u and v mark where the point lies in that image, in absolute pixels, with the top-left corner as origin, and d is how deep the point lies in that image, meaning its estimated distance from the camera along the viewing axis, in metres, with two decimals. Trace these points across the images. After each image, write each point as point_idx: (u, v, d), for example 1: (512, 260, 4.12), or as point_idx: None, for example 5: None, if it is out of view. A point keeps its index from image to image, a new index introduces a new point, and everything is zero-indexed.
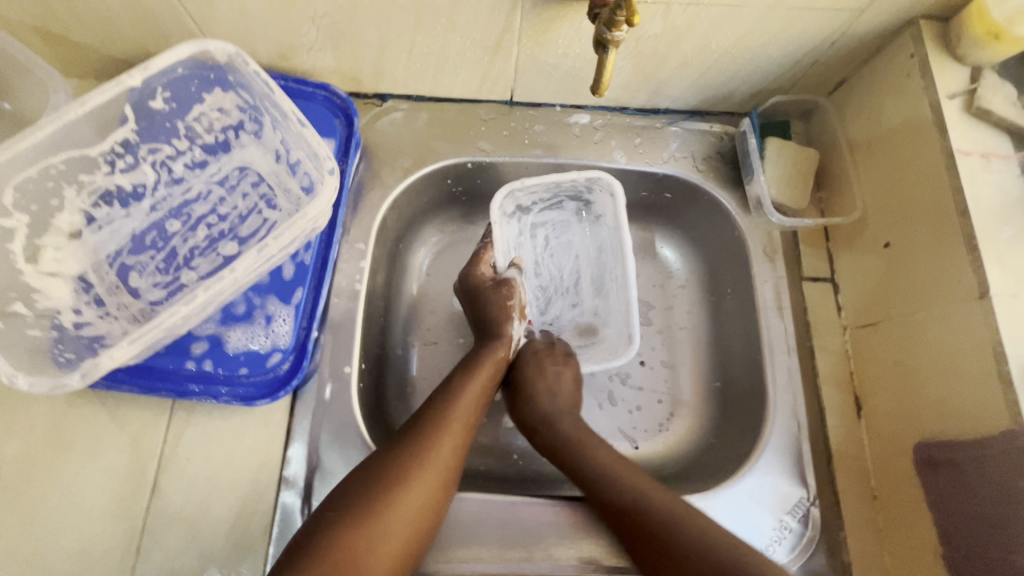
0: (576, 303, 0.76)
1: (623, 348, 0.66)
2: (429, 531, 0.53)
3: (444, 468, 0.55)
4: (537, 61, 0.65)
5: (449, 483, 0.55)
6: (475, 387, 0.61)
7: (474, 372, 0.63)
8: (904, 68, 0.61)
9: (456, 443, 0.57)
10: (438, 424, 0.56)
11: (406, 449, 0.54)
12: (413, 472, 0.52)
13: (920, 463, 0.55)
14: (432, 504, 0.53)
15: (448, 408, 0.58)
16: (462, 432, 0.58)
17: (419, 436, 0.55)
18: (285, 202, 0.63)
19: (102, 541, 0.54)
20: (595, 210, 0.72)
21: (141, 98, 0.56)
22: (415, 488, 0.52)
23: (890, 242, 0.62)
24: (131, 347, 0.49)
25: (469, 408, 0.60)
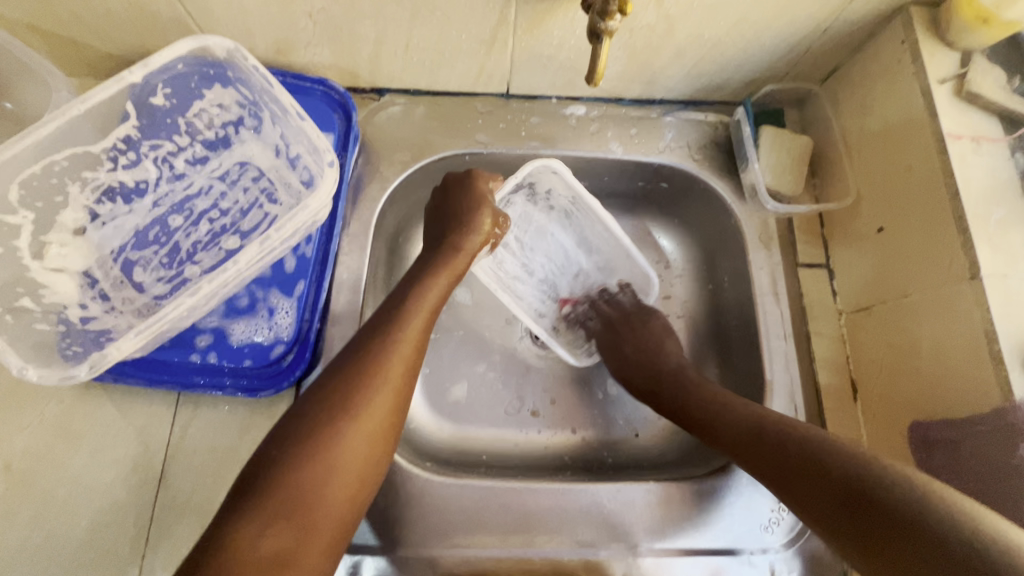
0: (585, 273, 0.79)
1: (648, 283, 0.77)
2: (385, 458, 0.49)
3: (395, 390, 0.50)
4: (532, 53, 0.66)
5: (402, 405, 0.50)
6: (428, 300, 0.56)
7: (425, 288, 0.57)
8: (896, 54, 0.62)
9: (407, 362, 0.51)
10: (387, 345, 0.51)
11: (351, 374, 0.48)
12: (361, 398, 0.47)
13: (914, 443, 0.56)
14: (385, 430, 0.49)
15: (395, 327, 0.53)
16: (413, 351, 0.53)
17: (366, 359, 0.50)
18: (285, 196, 0.63)
19: (112, 530, 0.55)
20: (545, 190, 0.74)
21: (142, 95, 0.56)
22: (367, 415, 0.47)
23: (883, 226, 0.63)
24: (138, 339, 0.50)
25: (420, 326, 0.54)
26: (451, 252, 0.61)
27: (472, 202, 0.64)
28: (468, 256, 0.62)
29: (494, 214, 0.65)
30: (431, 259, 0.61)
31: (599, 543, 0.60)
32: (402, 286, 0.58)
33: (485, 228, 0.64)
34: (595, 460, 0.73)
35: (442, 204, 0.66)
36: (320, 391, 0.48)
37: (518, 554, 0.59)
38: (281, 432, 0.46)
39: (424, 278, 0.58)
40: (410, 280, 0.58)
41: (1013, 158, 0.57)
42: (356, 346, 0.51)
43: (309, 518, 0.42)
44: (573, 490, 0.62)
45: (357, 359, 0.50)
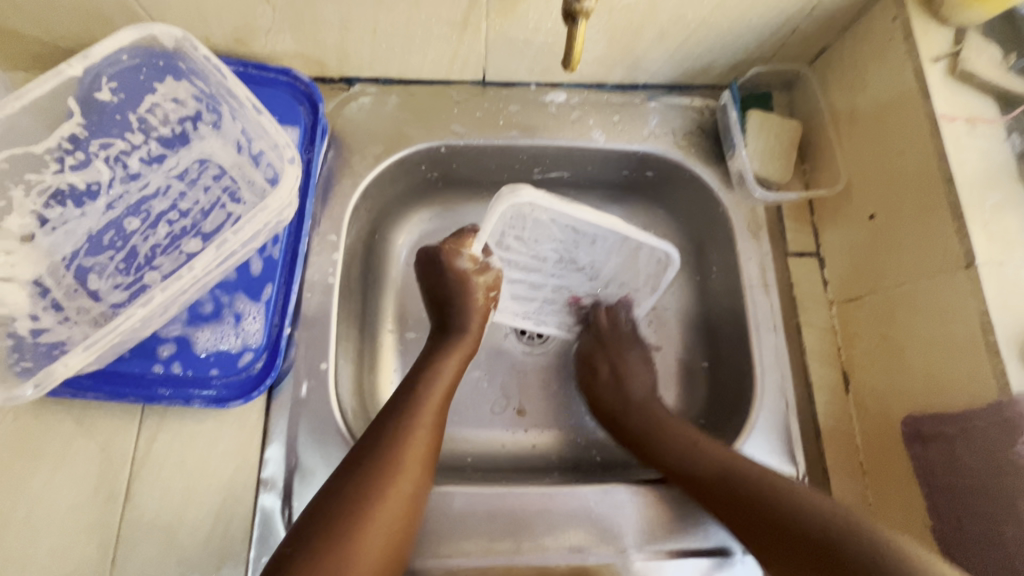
0: (608, 244, 0.67)
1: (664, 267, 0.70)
2: (406, 545, 0.50)
3: (416, 477, 0.52)
4: (507, 37, 0.62)
5: (423, 490, 0.52)
6: (439, 386, 0.58)
7: (438, 371, 0.60)
8: (887, 31, 0.59)
9: (426, 448, 0.54)
10: (406, 437, 0.53)
11: (372, 465, 0.51)
12: (384, 487, 0.50)
13: (909, 437, 0.55)
14: (407, 516, 0.50)
15: (414, 417, 0.55)
16: (429, 441, 0.55)
17: (386, 448, 0.52)
18: (249, 195, 0.60)
19: (75, 553, 0.52)
20: (528, 208, 0.61)
21: (87, 90, 0.53)
22: (389, 503, 0.49)
23: (875, 213, 0.61)
24: (87, 354, 0.46)
25: (435, 410, 0.57)
26: (459, 336, 0.63)
27: (460, 280, 0.64)
28: (475, 335, 0.64)
29: (491, 277, 0.65)
30: (441, 342, 0.63)
31: (590, 547, 0.58)
32: (417, 370, 0.60)
33: (481, 304, 0.65)
34: (583, 460, 0.71)
35: (437, 279, 0.65)
36: (339, 484, 0.49)
37: (505, 562, 0.57)
38: (302, 526, 0.47)
39: (436, 362, 0.61)
40: (424, 364, 0.61)
41: (1008, 140, 0.55)
42: (376, 433, 0.53)
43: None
44: (560, 493, 0.60)
45: (377, 448, 0.52)
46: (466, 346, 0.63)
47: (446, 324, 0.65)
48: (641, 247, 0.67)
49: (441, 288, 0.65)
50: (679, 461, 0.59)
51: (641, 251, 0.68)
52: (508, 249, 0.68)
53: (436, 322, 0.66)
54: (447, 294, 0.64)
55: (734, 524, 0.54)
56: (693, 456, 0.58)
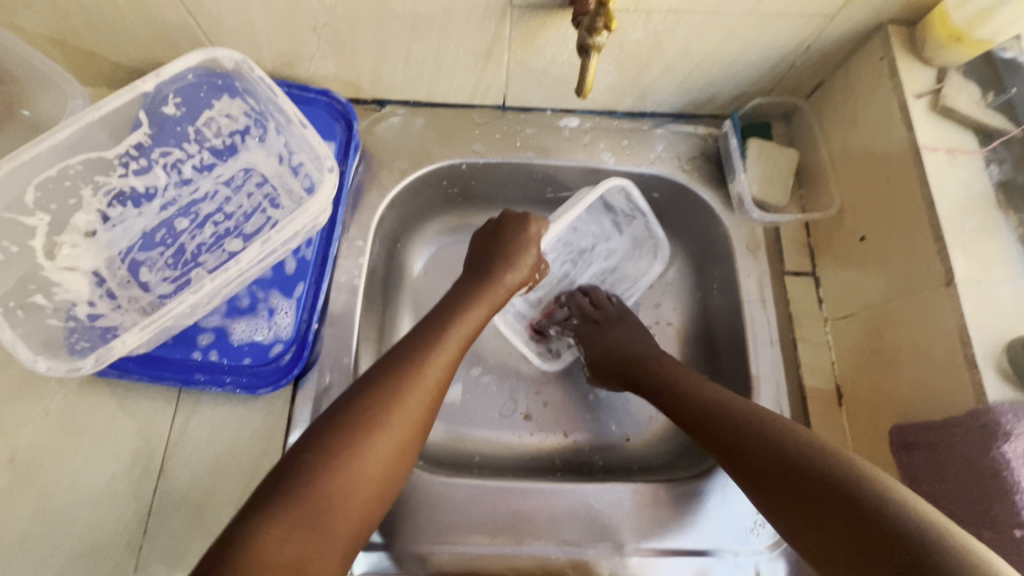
0: (589, 208, 0.79)
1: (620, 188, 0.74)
2: (400, 478, 0.48)
3: (428, 400, 0.50)
4: (526, 66, 0.69)
5: (426, 425, 0.50)
6: (458, 335, 0.55)
7: (466, 312, 0.58)
8: (875, 69, 0.64)
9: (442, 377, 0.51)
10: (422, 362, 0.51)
11: (391, 382, 0.48)
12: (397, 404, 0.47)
13: (897, 446, 0.56)
14: (412, 441, 0.48)
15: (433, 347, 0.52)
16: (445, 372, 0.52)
17: (404, 370, 0.50)
18: (288, 202, 0.65)
19: (111, 524, 0.57)
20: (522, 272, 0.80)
21: (154, 104, 0.59)
22: (399, 426, 0.47)
23: (865, 236, 0.65)
24: (142, 334, 0.52)
25: (458, 346, 0.54)
26: (493, 283, 0.62)
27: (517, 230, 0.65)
28: (509, 286, 0.63)
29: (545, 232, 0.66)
30: (474, 287, 0.61)
31: (586, 542, 0.61)
32: (443, 310, 0.58)
33: (529, 254, 0.65)
34: (586, 462, 0.74)
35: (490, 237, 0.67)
36: (349, 405, 0.47)
37: (509, 552, 0.60)
38: (311, 439, 0.45)
39: (464, 307, 0.58)
40: (451, 305, 0.58)
41: (987, 170, 0.59)
42: (397, 352, 0.51)
43: (329, 530, 0.42)
44: (562, 490, 0.63)
45: (392, 371, 0.49)
46: (494, 301, 0.61)
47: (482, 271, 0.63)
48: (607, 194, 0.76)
49: (491, 238, 0.66)
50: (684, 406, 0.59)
51: (608, 199, 0.77)
52: (570, 282, 0.84)
53: (471, 266, 0.65)
54: (499, 243, 0.65)
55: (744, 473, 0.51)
56: (719, 404, 0.57)
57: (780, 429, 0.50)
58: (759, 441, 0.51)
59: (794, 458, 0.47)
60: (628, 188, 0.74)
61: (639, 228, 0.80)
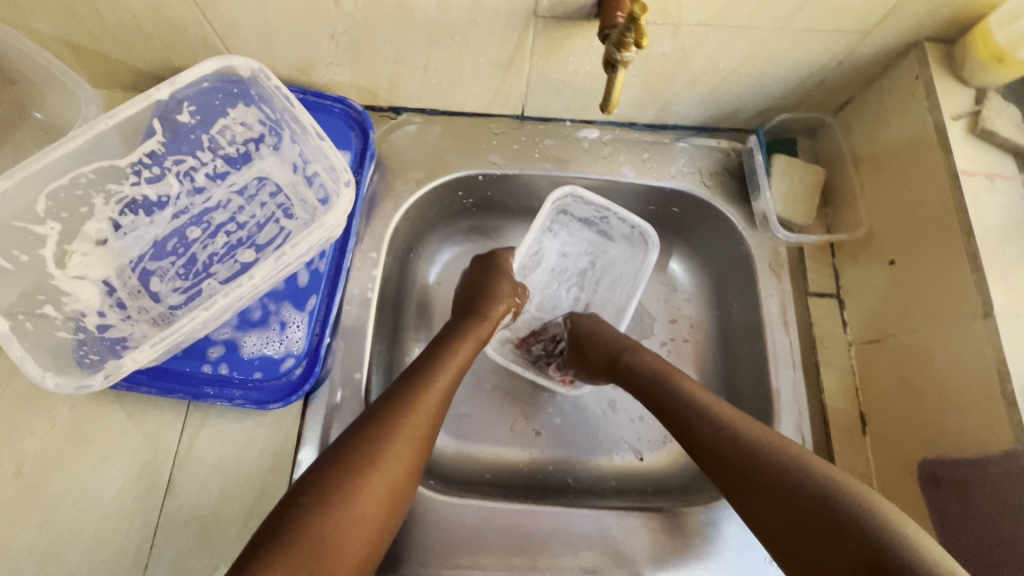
0: (567, 230, 0.81)
1: (571, 196, 0.74)
2: (398, 516, 0.48)
3: (418, 440, 0.51)
4: (547, 77, 0.67)
5: (420, 461, 0.50)
6: (446, 375, 0.57)
7: (452, 354, 0.60)
8: (910, 88, 0.62)
9: (430, 417, 0.53)
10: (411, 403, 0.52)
11: (381, 422, 0.50)
12: (389, 443, 0.48)
13: (925, 479, 0.56)
14: (406, 480, 0.49)
15: (423, 387, 0.54)
16: (434, 412, 0.53)
17: (393, 410, 0.51)
18: (301, 212, 0.64)
19: (116, 539, 0.56)
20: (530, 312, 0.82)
21: (168, 111, 0.58)
22: (392, 464, 0.48)
23: (895, 259, 0.63)
24: (153, 350, 0.50)
25: (447, 383, 0.56)
26: (479, 324, 0.64)
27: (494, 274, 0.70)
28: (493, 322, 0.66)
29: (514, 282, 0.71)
30: (461, 327, 0.64)
31: (600, 569, 0.60)
32: (431, 352, 0.60)
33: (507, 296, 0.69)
34: (596, 484, 0.72)
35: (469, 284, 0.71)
36: (343, 443, 0.48)
37: None
38: (306, 480, 0.45)
39: (450, 346, 0.61)
40: (440, 346, 0.61)
41: None
42: (389, 395, 0.53)
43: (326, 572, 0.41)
44: (575, 514, 0.62)
45: (384, 409, 0.51)
46: (480, 336, 0.64)
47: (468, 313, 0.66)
48: (564, 206, 0.76)
49: (474, 286, 0.70)
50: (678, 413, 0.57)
51: (574, 214, 0.78)
52: (587, 304, 0.83)
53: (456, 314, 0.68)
54: (480, 288, 0.69)
55: (733, 493, 0.50)
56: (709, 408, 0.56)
57: (784, 452, 0.49)
58: (760, 466, 0.49)
59: (795, 480, 0.46)
60: (582, 191, 0.73)
61: (618, 224, 0.77)
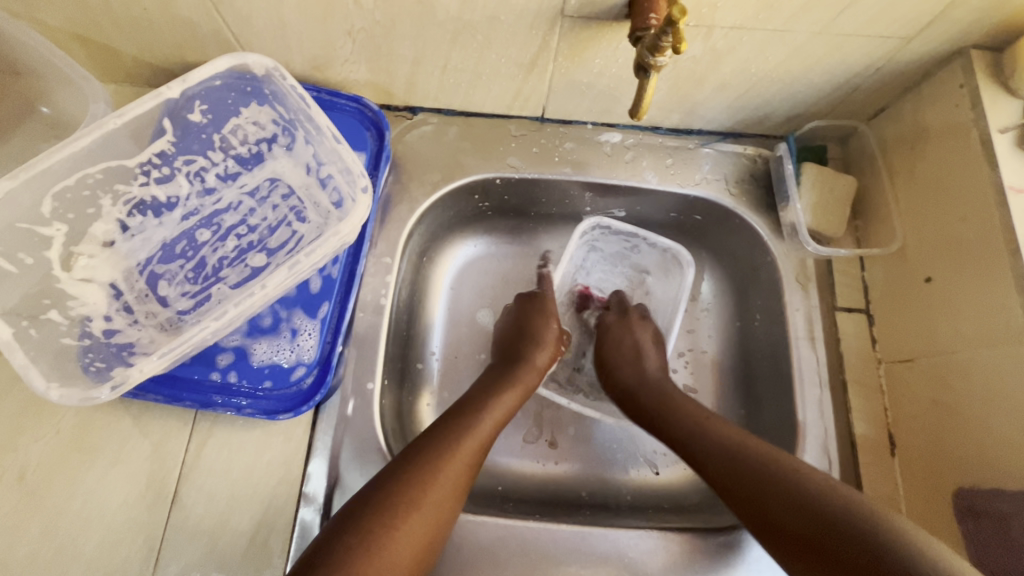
0: (600, 268, 0.82)
1: (600, 227, 0.76)
2: (428, 562, 0.50)
3: (456, 489, 0.52)
4: (571, 79, 0.64)
5: (454, 509, 0.52)
6: (490, 423, 0.58)
7: (498, 400, 0.61)
8: (953, 98, 0.59)
9: (469, 466, 0.54)
10: (454, 450, 0.54)
11: (424, 470, 0.51)
12: (429, 492, 0.50)
13: (961, 510, 0.54)
14: (439, 528, 0.50)
15: (467, 435, 0.56)
16: (474, 462, 0.55)
17: (437, 457, 0.52)
18: (315, 215, 0.62)
19: (120, 551, 0.54)
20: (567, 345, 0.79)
21: (178, 110, 0.56)
22: (428, 513, 0.49)
23: (932, 277, 0.60)
24: (161, 361, 0.49)
25: (490, 430, 0.58)
26: (526, 368, 0.66)
27: (541, 315, 0.71)
28: (539, 369, 0.67)
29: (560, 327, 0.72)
30: (508, 370, 0.65)
31: None
32: (477, 395, 0.61)
33: (553, 342, 0.70)
34: (612, 498, 0.70)
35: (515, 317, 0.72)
36: (384, 486, 0.50)
37: None
38: (345, 522, 0.47)
39: (496, 390, 0.62)
40: (485, 390, 0.62)
41: None
42: (433, 439, 0.54)
43: None
44: (593, 533, 0.60)
45: (431, 455, 0.53)
46: (528, 384, 0.65)
47: (515, 354, 0.67)
48: (593, 241, 0.78)
49: (519, 323, 0.70)
50: (690, 439, 0.58)
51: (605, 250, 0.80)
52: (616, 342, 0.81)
53: (500, 352, 0.69)
54: (526, 329, 0.70)
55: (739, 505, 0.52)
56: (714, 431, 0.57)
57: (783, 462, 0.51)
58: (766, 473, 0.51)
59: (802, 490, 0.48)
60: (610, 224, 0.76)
61: (649, 250, 0.78)
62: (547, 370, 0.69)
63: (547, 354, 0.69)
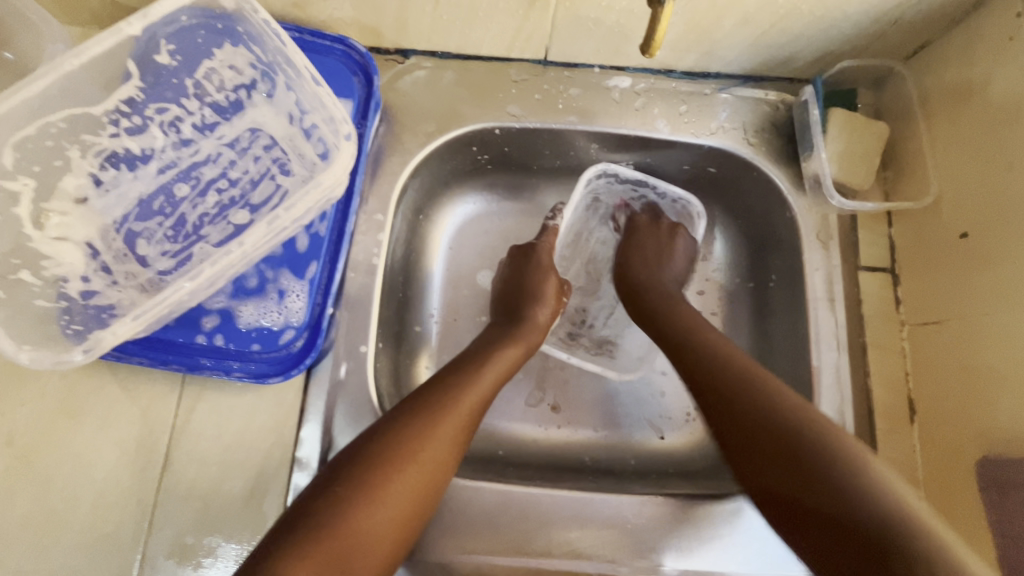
0: (602, 218, 0.77)
1: (611, 175, 0.71)
2: (424, 516, 0.48)
3: (453, 444, 0.50)
4: (577, 14, 0.58)
5: (452, 464, 0.50)
6: (490, 378, 0.56)
7: (498, 355, 0.58)
8: (1008, 29, 0.53)
9: (467, 422, 0.52)
10: (452, 405, 0.51)
11: (418, 421, 0.49)
12: (424, 447, 0.48)
13: (984, 481, 0.51)
14: (436, 483, 0.49)
15: (465, 389, 0.53)
16: (472, 415, 0.53)
17: (434, 411, 0.50)
18: (299, 168, 0.57)
19: (113, 514, 0.53)
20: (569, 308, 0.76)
21: (145, 52, 0.52)
22: (425, 467, 0.47)
23: (967, 233, 0.56)
24: (136, 323, 0.46)
25: (490, 386, 0.55)
26: (528, 325, 0.63)
27: (539, 269, 0.67)
28: (541, 325, 0.64)
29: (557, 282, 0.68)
30: (507, 327, 0.62)
31: (619, 558, 0.56)
32: (476, 350, 0.59)
33: (553, 296, 0.67)
34: (616, 463, 0.68)
35: (511, 274, 0.68)
36: (375, 438, 0.48)
37: (535, 564, 0.56)
38: (334, 475, 0.45)
39: (499, 346, 0.59)
40: (484, 345, 0.59)
41: None
42: (428, 391, 0.52)
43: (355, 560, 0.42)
44: (595, 499, 0.58)
45: (426, 409, 0.50)
46: (530, 342, 0.62)
47: (516, 310, 0.64)
48: (596, 190, 0.73)
49: (518, 279, 0.67)
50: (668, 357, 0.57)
51: (608, 202, 0.76)
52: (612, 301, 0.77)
53: (500, 309, 0.66)
54: (524, 285, 0.66)
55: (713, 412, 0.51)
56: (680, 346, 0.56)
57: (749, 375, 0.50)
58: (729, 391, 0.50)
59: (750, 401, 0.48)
60: (618, 168, 0.71)
61: (656, 199, 0.74)
62: (549, 327, 0.66)
63: (548, 310, 0.66)
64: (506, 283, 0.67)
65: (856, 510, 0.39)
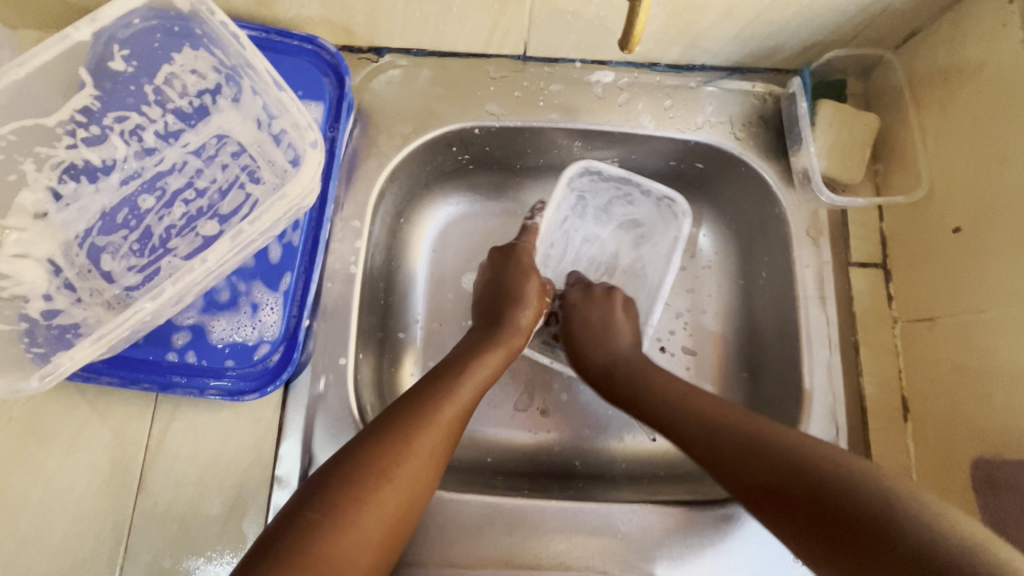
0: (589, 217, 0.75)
1: (592, 173, 0.69)
2: (403, 536, 0.46)
3: (432, 458, 0.49)
4: (555, 7, 0.56)
5: (431, 479, 0.49)
6: (469, 389, 0.54)
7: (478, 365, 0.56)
8: (1001, 16, 0.51)
9: (447, 435, 0.50)
10: (430, 418, 0.50)
11: (394, 437, 0.47)
12: (401, 464, 0.46)
13: (979, 482, 0.50)
14: (415, 499, 0.47)
15: (443, 401, 0.51)
16: (452, 427, 0.51)
17: (411, 426, 0.48)
18: (269, 174, 0.55)
19: (87, 540, 0.52)
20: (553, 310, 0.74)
21: (99, 61, 0.50)
22: (401, 484, 0.46)
23: (960, 227, 0.54)
24: (94, 346, 0.45)
25: (470, 396, 0.54)
26: (510, 331, 0.61)
27: (518, 270, 0.65)
28: (523, 329, 0.62)
29: (539, 284, 0.66)
30: (488, 334, 0.61)
31: (611, 570, 0.55)
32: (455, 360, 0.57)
33: (535, 298, 0.65)
34: (607, 468, 0.67)
35: (490, 278, 0.66)
36: (350, 456, 0.46)
37: None
38: (308, 497, 0.44)
39: (479, 353, 0.57)
40: (464, 354, 0.58)
41: None
42: (406, 405, 0.50)
43: None
44: (585, 509, 0.57)
45: (403, 424, 0.49)
46: (513, 347, 0.60)
47: (497, 316, 0.62)
48: (580, 188, 0.71)
49: (497, 282, 0.65)
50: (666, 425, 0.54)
51: (592, 199, 0.73)
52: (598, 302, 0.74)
53: (481, 315, 0.64)
54: (504, 288, 0.64)
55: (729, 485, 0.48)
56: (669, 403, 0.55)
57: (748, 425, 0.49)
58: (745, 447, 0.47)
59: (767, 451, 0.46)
60: (597, 166, 0.68)
61: (641, 199, 0.71)
62: (532, 331, 0.64)
63: (530, 313, 0.64)
64: (486, 286, 0.66)
65: (900, 534, 0.37)
